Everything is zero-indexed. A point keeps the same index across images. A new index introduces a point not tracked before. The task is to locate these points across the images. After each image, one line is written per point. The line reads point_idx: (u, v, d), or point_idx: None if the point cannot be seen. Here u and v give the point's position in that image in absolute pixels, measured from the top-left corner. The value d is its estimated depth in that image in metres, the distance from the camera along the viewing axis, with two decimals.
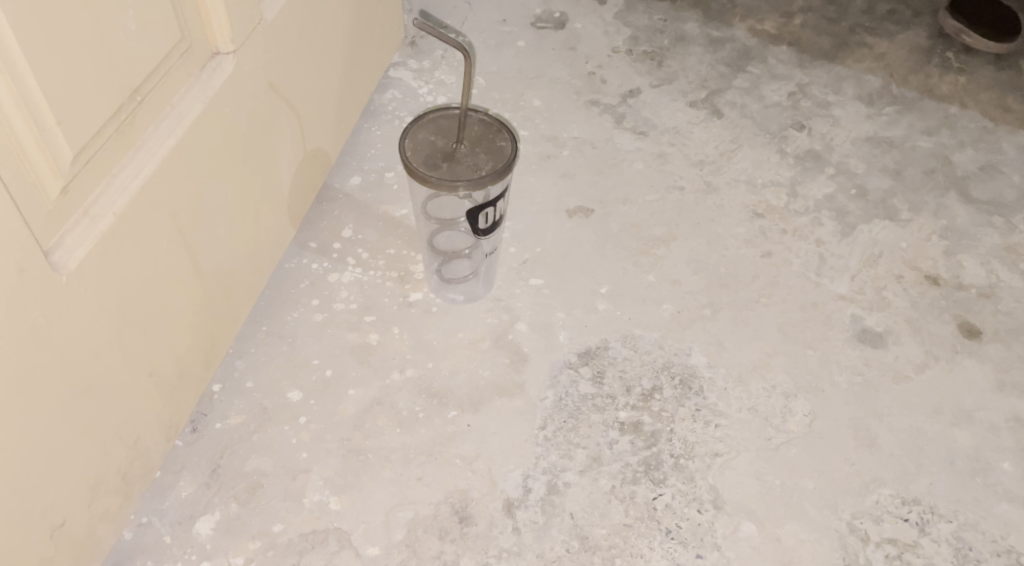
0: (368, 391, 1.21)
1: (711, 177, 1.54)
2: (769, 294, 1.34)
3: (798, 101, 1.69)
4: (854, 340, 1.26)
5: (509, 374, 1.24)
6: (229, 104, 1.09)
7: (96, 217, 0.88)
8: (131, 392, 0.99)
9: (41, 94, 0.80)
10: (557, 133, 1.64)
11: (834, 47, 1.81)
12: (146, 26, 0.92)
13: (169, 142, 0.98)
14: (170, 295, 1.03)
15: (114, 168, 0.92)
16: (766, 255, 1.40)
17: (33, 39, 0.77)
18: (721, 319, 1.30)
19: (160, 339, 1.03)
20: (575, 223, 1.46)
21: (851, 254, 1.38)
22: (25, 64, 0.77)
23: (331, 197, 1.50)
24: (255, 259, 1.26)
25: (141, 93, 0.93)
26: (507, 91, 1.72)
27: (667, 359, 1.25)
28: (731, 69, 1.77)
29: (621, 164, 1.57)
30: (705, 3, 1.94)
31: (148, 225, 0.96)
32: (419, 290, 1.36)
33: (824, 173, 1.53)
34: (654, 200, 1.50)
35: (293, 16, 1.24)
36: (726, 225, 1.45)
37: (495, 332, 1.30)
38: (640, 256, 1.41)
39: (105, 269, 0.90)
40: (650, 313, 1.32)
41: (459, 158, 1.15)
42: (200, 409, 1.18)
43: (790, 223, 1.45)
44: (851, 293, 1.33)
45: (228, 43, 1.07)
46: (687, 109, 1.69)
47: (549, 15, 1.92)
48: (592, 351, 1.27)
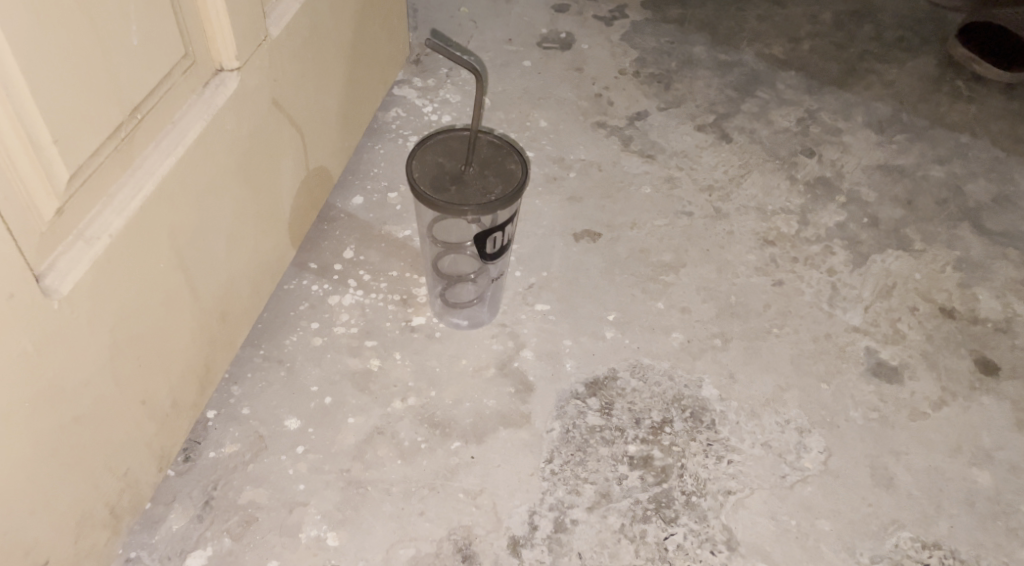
0: (368, 420, 1.17)
1: (721, 203, 1.51)
2: (781, 324, 1.30)
3: (808, 126, 1.66)
4: (868, 374, 1.23)
5: (514, 404, 1.20)
6: (231, 123, 1.06)
7: (91, 239, 0.84)
8: (123, 421, 0.94)
9: (38, 111, 0.76)
10: (563, 155, 1.61)
11: (842, 73, 1.79)
12: (148, 41, 0.88)
13: (169, 161, 0.94)
14: (166, 318, 0.99)
15: (112, 188, 0.88)
16: (778, 284, 1.36)
17: (29, 52, 0.74)
18: (732, 350, 1.27)
19: (154, 364, 0.98)
20: (583, 247, 1.43)
21: (864, 284, 1.36)
22: (21, 78, 0.74)
23: (332, 217, 1.46)
24: (254, 281, 1.22)
25: (141, 110, 0.90)
26: (513, 112, 1.69)
27: (677, 391, 1.22)
28: (739, 93, 1.75)
29: (628, 188, 1.54)
30: (712, 28, 1.93)
31: (146, 247, 0.92)
32: (421, 314, 1.32)
33: (835, 201, 1.50)
34: (663, 225, 1.47)
35: (298, 33, 1.21)
36: (736, 252, 1.42)
37: (501, 360, 1.26)
38: (648, 283, 1.37)
39: (100, 293, 0.86)
40: (659, 342, 1.28)
41: (468, 181, 1.12)
42: (194, 436, 1.14)
43: (802, 251, 1.42)
44: (865, 325, 1.30)
45: (232, 60, 1.04)
46: (696, 133, 1.66)
47: (555, 36, 1.90)
48: (599, 381, 1.23)
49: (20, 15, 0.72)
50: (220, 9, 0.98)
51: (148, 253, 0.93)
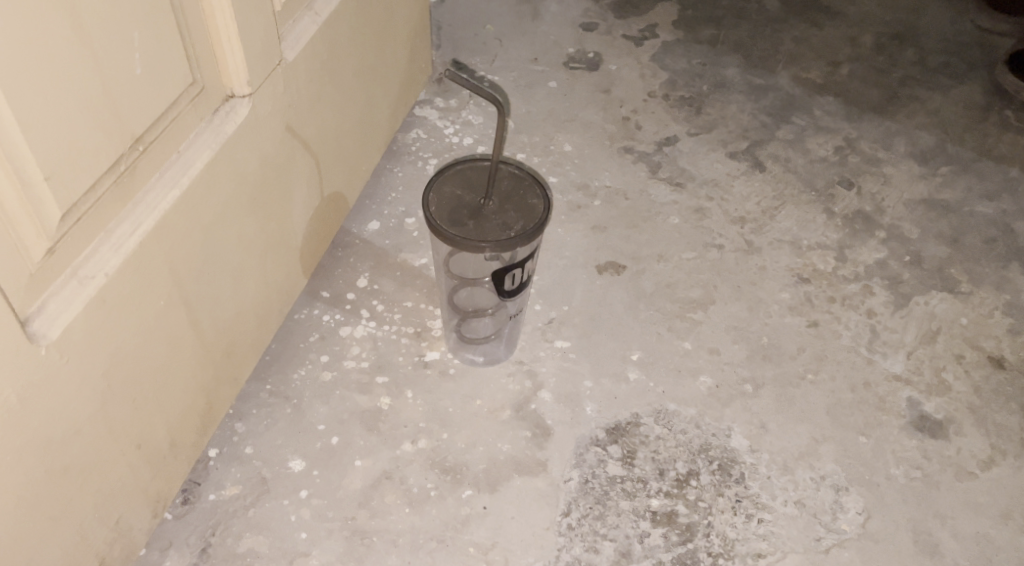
0: (376, 463, 1.12)
1: (753, 236, 1.44)
2: (816, 370, 1.23)
3: (846, 156, 1.59)
4: (910, 427, 1.16)
5: (531, 450, 1.13)
6: (241, 151, 1.01)
7: (86, 279, 0.79)
8: (115, 468, 0.89)
9: (29, 147, 0.71)
10: (588, 181, 1.54)
11: (883, 99, 1.71)
12: (152, 69, 0.83)
13: (173, 194, 0.89)
14: (165, 358, 0.94)
15: (111, 224, 0.83)
16: (813, 326, 1.29)
17: (19, 85, 0.69)
18: (763, 397, 1.20)
19: (151, 406, 0.93)
20: (606, 280, 1.36)
21: (906, 328, 1.28)
22: (11, 115, 0.69)
23: (346, 243, 1.41)
24: (261, 313, 1.16)
25: (143, 141, 0.85)
26: (537, 135, 1.63)
27: (704, 440, 1.15)
28: (773, 119, 1.68)
29: (655, 218, 1.47)
30: (747, 49, 1.86)
31: (144, 285, 0.87)
32: (435, 349, 1.26)
33: (875, 236, 1.43)
34: (691, 258, 1.40)
35: (315, 56, 1.17)
36: (769, 290, 1.35)
37: (518, 402, 1.19)
38: (675, 320, 1.30)
39: (94, 335, 0.81)
40: (686, 386, 1.21)
41: (487, 215, 1.06)
42: (194, 476, 1.09)
43: (839, 290, 1.34)
44: (907, 373, 1.22)
45: (243, 86, 0.99)
46: (727, 161, 1.59)
47: (582, 56, 1.84)
48: (621, 427, 1.16)
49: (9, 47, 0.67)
50: (232, 34, 0.93)
51: (148, 292, 0.88)
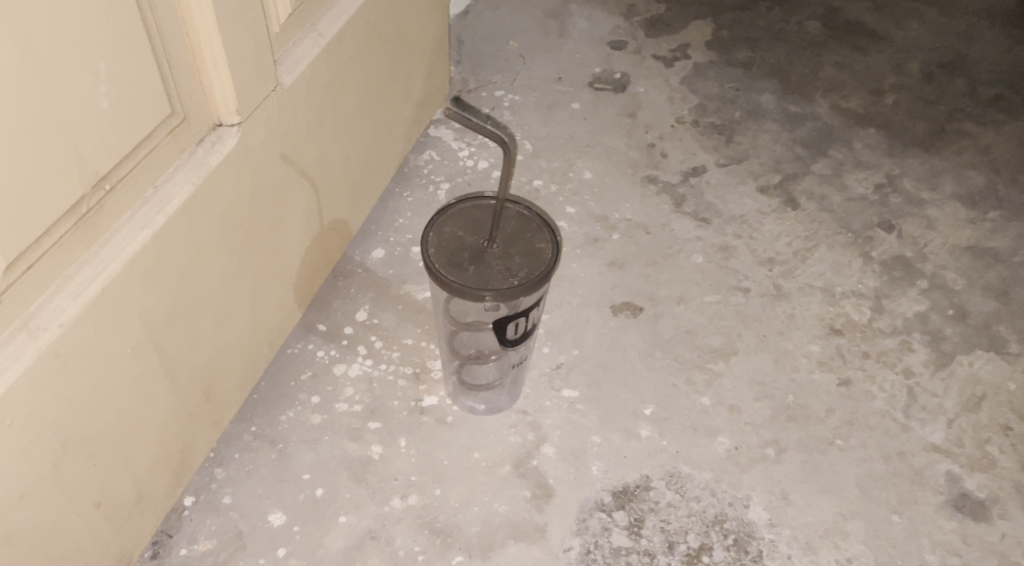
0: (361, 520, 1.04)
1: (782, 280, 1.34)
2: (846, 435, 1.13)
3: (887, 195, 1.48)
4: (949, 507, 1.06)
5: (529, 513, 1.05)
6: (227, 184, 0.93)
7: (36, 331, 0.72)
8: (68, 529, 0.82)
9: None
10: (607, 213, 1.45)
11: (930, 134, 1.61)
12: (123, 103, 0.76)
13: (145, 234, 0.81)
14: (133, 408, 0.87)
15: (70, 269, 0.76)
16: (844, 384, 1.19)
17: None
18: (787, 463, 1.10)
19: (114, 460, 0.86)
20: (621, 322, 1.27)
21: (947, 392, 1.18)
22: None
23: (348, 271, 1.33)
24: (249, 351, 1.09)
25: (111, 179, 0.77)
26: (555, 160, 1.54)
27: (719, 510, 1.06)
28: (809, 150, 1.58)
29: (677, 255, 1.38)
30: (784, 74, 1.76)
31: (108, 333, 0.80)
32: (434, 393, 1.17)
33: (916, 286, 1.32)
34: (714, 302, 1.30)
35: (317, 79, 1.09)
36: (797, 341, 1.25)
37: (518, 456, 1.11)
38: (694, 371, 1.21)
39: (45, 392, 0.74)
40: (702, 447, 1.12)
41: (489, 260, 0.97)
42: (166, 527, 1.02)
43: (874, 345, 1.24)
44: (947, 444, 1.12)
45: (231, 114, 0.91)
46: (758, 195, 1.49)
47: (609, 76, 1.75)
48: (629, 490, 1.07)
49: None
50: (218, 61, 0.86)
51: (112, 341, 0.81)
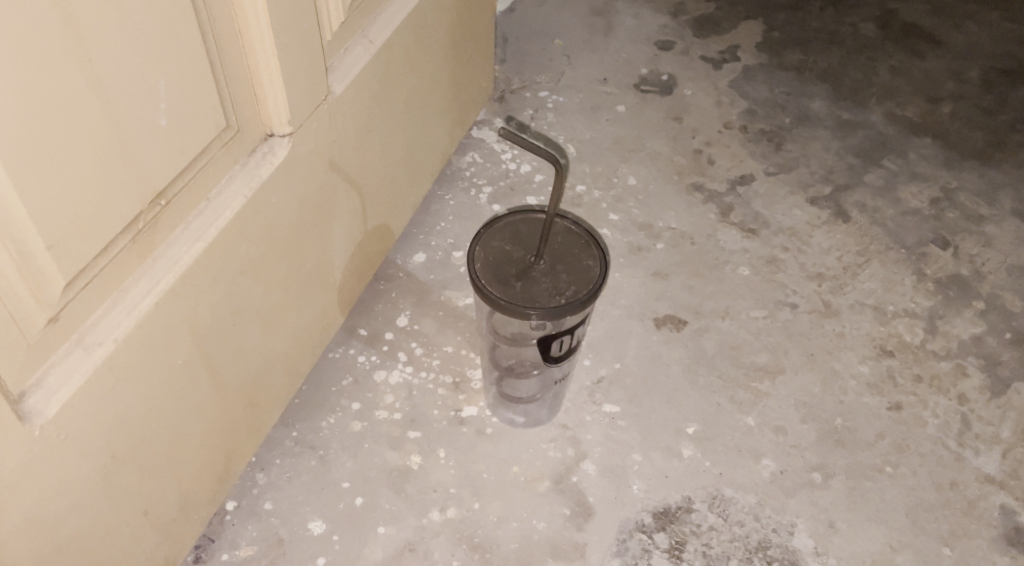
0: (400, 531, 1.04)
1: (832, 296, 1.31)
2: (896, 462, 1.10)
3: (942, 209, 1.44)
4: (1002, 542, 1.03)
5: (569, 531, 1.04)
6: (278, 194, 0.93)
7: (92, 346, 0.72)
8: (116, 538, 0.83)
9: (30, 217, 0.64)
10: (652, 221, 1.42)
11: (988, 145, 1.56)
12: (180, 118, 0.75)
13: (198, 247, 0.81)
14: (181, 418, 0.87)
15: (125, 284, 0.76)
16: (894, 409, 1.16)
17: (21, 152, 0.62)
18: (834, 490, 1.08)
19: (161, 469, 0.87)
20: (664, 335, 1.25)
21: (1002, 421, 1.14)
22: (11, 184, 0.62)
23: (390, 275, 1.32)
24: (293, 358, 1.09)
25: (167, 194, 0.77)
26: (600, 164, 1.52)
27: (763, 536, 1.04)
28: (862, 160, 1.53)
29: (723, 267, 1.35)
30: (837, 78, 1.71)
31: (161, 345, 0.80)
32: (473, 403, 1.17)
33: (971, 307, 1.29)
34: (760, 318, 1.27)
35: (367, 85, 1.08)
36: (846, 361, 1.22)
37: (558, 472, 1.09)
38: (739, 390, 1.18)
39: (99, 406, 0.74)
40: (746, 469, 1.10)
41: (537, 277, 0.96)
42: (208, 531, 1.03)
43: (927, 368, 1.20)
44: (1001, 475, 1.09)
45: (283, 124, 0.91)
46: (807, 206, 1.45)
47: (656, 77, 1.72)
48: (670, 512, 1.06)
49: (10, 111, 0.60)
50: (273, 71, 0.85)
51: (163, 353, 0.81)
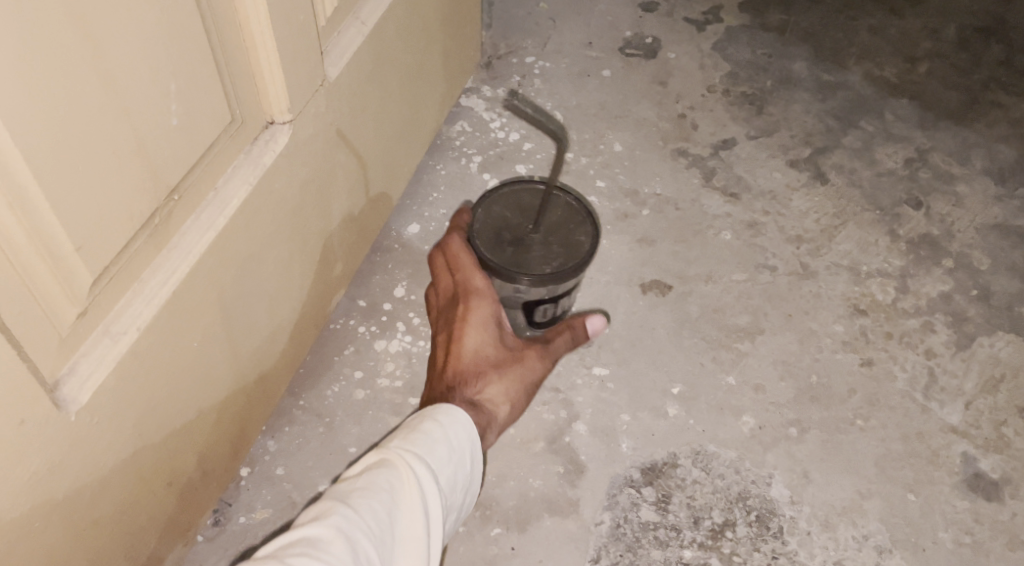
0: None
1: (809, 258, 1.37)
2: (867, 416, 1.18)
3: (917, 170, 1.49)
4: (963, 487, 1.12)
5: (563, 488, 1.12)
6: (280, 180, 0.97)
7: (118, 335, 0.77)
8: (143, 507, 0.89)
9: (58, 221, 0.69)
10: (638, 187, 1.47)
11: (962, 105, 1.60)
12: (189, 117, 0.80)
13: (209, 236, 0.86)
14: (198, 395, 0.93)
15: (144, 275, 0.81)
16: (866, 365, 1.23)
17: (48, 161, 0.66)
18: (809, 443, 1.15)
19: (182, 442, 0.93)
20: (650, 300, 1.31)
21: (966, 374, 1.22)
22: (40, 193, 0.66)
23: (385, 247, 1.37)
24: (298, 331, 1.15)
25: (180, 189, 0.82)
26: (586, 131, 1.56)
27: (743, 488, 1.12)
28: (840, 122, 1.58)
29: (706, 232, 1.41)
30: (817, 38, 1.75)
31: (179, 329, 0.85)
32: None
33: (941, 266, 1.35)
34: (741, 280, 1.34)
35: (361, 67, 1.11)
36: (822, 320, 1.29)
37: (552, 433, 1.17)
38: (720, 351, 1.25)
39: (126, 390, 0.80)
40: (727, 426, 1.17)
41: (528, 245, 1.01)
42: (225, 497, 1.10)
43: (897, 325, 1.28)
44: (964, 425, 1.17)
45: (283, 113, 0.95)
46: (787, 169, 1.50)
47: (640, 41, 1.74)
48: (657, 467, 1.13)
49: (37, 125, 0.64)
50: (272, 63, 0.89)
51: (181, 337, 0.86)
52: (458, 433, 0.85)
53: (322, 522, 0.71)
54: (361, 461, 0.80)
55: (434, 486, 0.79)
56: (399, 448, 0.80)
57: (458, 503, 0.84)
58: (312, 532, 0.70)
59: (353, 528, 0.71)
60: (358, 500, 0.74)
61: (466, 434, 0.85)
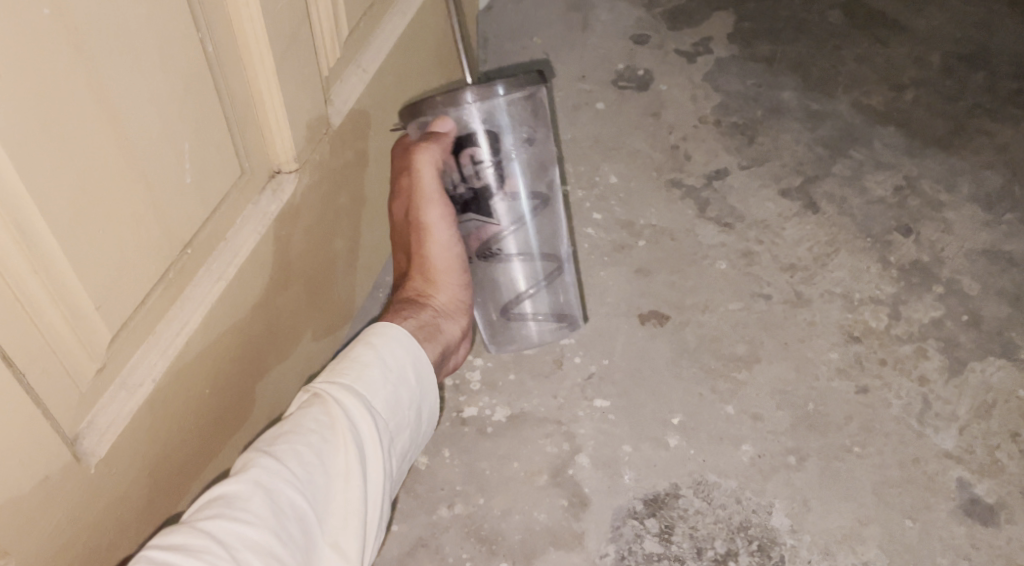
0: (412, 529, 1.13)
1: (804, 286, 1.39)
2: (864, 443, 1.20)
3: (906, 197, 1.53)
4: (959, 512, 1.14)
5: (567, 521, 1.14)
6: (287, 226, 0.99)
7: (135, 388, 0.79)
8: None
9: (81, 284, 0.71)
10: (633, 218, 1.50)
11: (948, 132, 1.64)
12: (200, 174, 0.82)
13: (221, 285, 0.88)
14: (209, 438, 0.95)
15: (159, 327, 0.83)
16: (862, 392, 1.26)
17: (72, 230, 0.68)
18: (808, 471, 1.18)
19: (193, 486, 0.94)
20: (648, 331, 1.34)
21: (959, 399, 1.25)
22: (64, 259, 0.69)
23: (387, 282, 1.40)
24: (304, 371, 1.17)
25: (192, 243, 0.84)
26: (582, 164, 1.59)
27: (745, 517, 1.14)
28: (830, 151, 1.61)
29: (702, 262, 1.43)
30: (805, 68, 1.78)
31: (192, 377, 0.87)
32: (474, 404, 1.25)
33: (932, 292, 1.38)
34: (737, 310, 1.36)
35: (364, 111, 1.13)
36: (818, 348, 1.31)
37: (555, 466, 1.19)
38: (719, 381, 1.27)
39: (142, 440, 0.82)
40: (727, 456, 1.19)
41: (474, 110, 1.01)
42: None
43: (891, 352, 1.30)
44: (958, 451, 1.19)
45: (290, 163, 0.97)
46: (779, 199, 1.53)
47: (632, 73, 1.78)
48: (660, 498, 1.15)
49: (62, 195, 0.66)
50: (279, 116, 0.92)
51: (194, 385, 0.88)
52: (387, 356, 0.89)
53: (243, 474, 0.75)
54: (296, 401, 0.86)
55: (360, 414, 0.83)
56: (322, 385, 0.85)
57: (400, 422, 0.88)
58: (230, 490, 0.74)
59: (271, 478, 0.75)
60: (281, 444, 0.79)
61: (405, 355, 0.91)
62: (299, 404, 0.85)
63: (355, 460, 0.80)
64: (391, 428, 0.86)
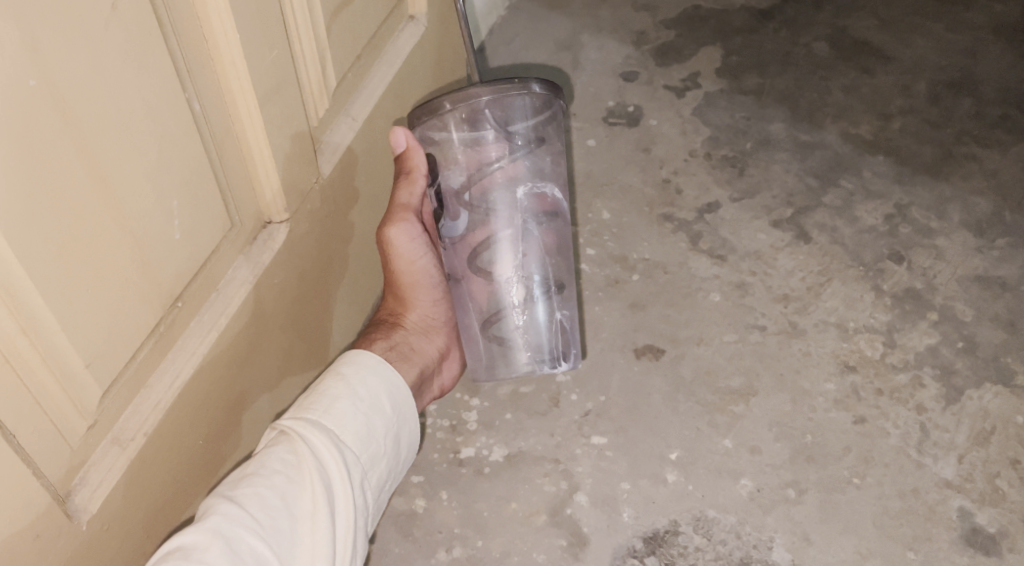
0: None
1: (798, 316, 1.40)
2: (863, 474, 1.20)
3: (897, 225, 1.53)
4: (961, 542, 1.13)
5: (566, 561, 1.13)
6: (279, 275, 1.00)
7: (126, 443, 0.80)
8: None
9: (70, 343, 0.72)
10: (626, 253, 1.51)
11: (936, 159, 1.66)
12: (188, 228, 0.84)
13: (212, 336, 0.89)
14: (204, 488, 0.95)
15: (151, 380, 0.83)
16: (859, 422, 1.25)
17: (60, 290, 0.69)
18: (807, 504, 1.17)
19: None
20: (643, 365, 1.34)
21: (957, 427, 1.24)
22: (53, 320, 0.70)
23: None
24: None
25: (182, 296, 0.85)
26: (574, 201, 1.60)
27: (745, 552, 1.13)
28: (820, 181, 1.63)
29: (695, 294, 1.44)
30: (793, 99, 1.81)
31: (185, 428, 0.88)
32: (471, 444, 1.25)
33: (926, 319, 1.38)
34: (732, 342, 1.37)
35: (354, 158, 1.15)
36: (814, 379, 1.31)
37: (553, 505, 1.18)
38: (716, 415, 1.27)
39: (134, 494, 0.82)
40: (726, 491, 1.19)
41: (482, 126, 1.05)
42: None
43: (887, 381, 1.30)
44: (958, 480, 1.19)
45: (280, 213, 0.99)
46: (771, 230, 1.54)
47: (622, 109, 1.80)
48: (659, 536, 1.15)
49: (50, 257, 0.68)
50: (267, 167, 0.94)
51: (187, 436, 0.89)
52: (359, 387, 0.94)
53: (202, 522, 0.77)
54: (264, 439, 0.90)
55: (327, 448, 0.86)
56: (289, 424, 0.88)
57: (374, 453, 0.92)
58: (188, 540, 0.76)
59: (232, 524, 0.77)
60: (244, 487, 0.82)
61: (370, 384, 0.94)
62: (267, 441, 0.89)
63: (321, 497, 0.83)
64: (359, 459, 0.90)
